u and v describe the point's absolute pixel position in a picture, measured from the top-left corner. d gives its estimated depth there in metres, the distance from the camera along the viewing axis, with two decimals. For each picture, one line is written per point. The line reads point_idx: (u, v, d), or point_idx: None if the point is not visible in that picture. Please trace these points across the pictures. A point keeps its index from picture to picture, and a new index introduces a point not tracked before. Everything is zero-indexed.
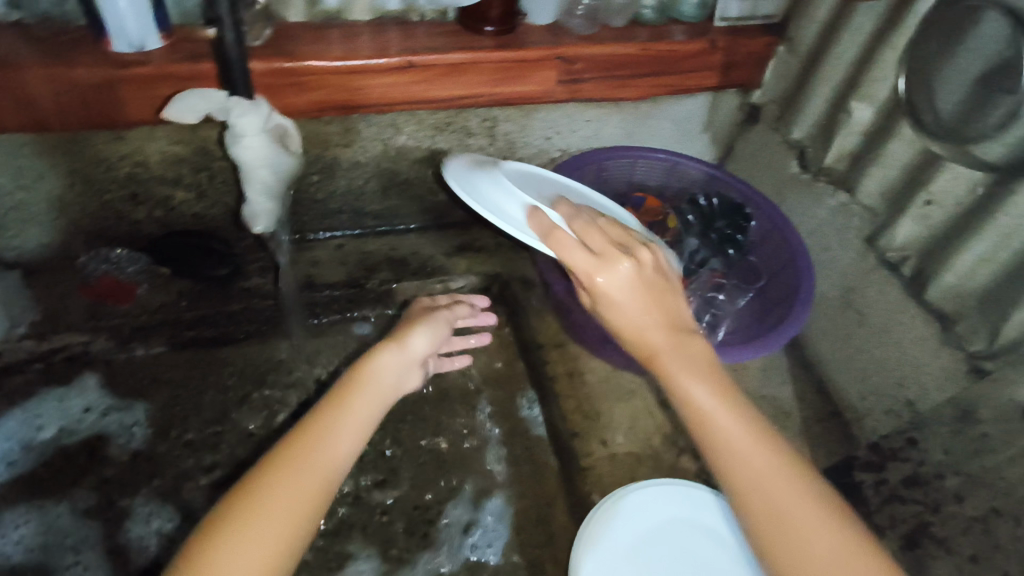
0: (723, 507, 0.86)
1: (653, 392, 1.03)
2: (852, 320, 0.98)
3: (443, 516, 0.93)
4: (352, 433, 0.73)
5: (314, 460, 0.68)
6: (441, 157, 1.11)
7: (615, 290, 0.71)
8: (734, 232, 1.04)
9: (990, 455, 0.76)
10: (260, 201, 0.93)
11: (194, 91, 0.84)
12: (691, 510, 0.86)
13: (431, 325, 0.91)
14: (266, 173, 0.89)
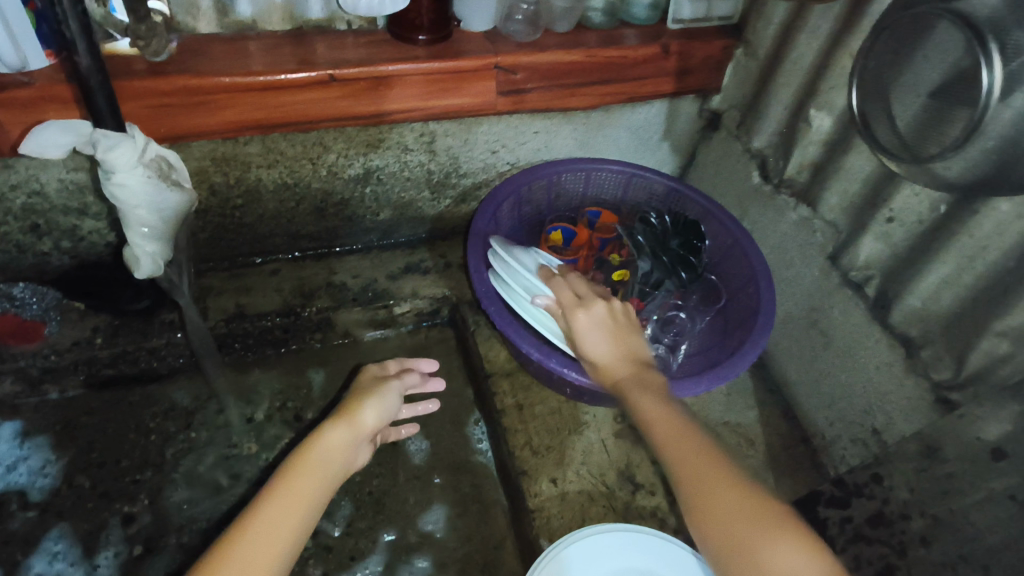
0: (686, 561, 0.79)
1: (609, 422, 0.96)
2: (817, 341, 0.92)
3: (364, 567, 0.87)
4: (310, 501, 0.65)
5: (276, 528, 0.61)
6: (378, 174, 1.03)
7: (589, 326, 0.77)
8: (687, 253, 0.97)
9: (957, 495, 0.70)
10: (142, 244, 0.85)
11: (52, 125, 0.75)
12: (635, 556, 0.79)
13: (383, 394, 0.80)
14: (145, 212, 0.82)
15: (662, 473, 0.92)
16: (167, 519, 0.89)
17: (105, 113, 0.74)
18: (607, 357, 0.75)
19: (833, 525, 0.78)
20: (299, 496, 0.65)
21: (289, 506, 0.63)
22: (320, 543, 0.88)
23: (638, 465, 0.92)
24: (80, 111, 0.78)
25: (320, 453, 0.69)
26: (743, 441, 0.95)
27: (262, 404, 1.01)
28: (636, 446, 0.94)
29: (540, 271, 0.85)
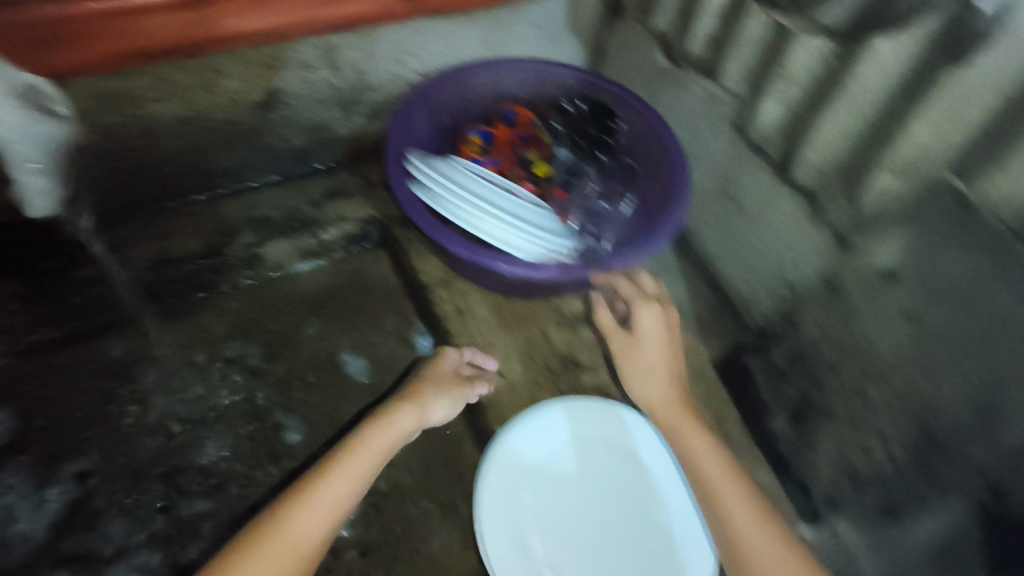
0: (635, 423, 0.86)
1: (547, 313, 1.00)
2: (729, 209, 0.96)
3: None
4: (351, 493, 0.76)
5: (316, 517, 0.72)
6: (280, 97, 0.99)
7: (642, 352, 0.85)
8: (600, 134, 1.02)
9: (857, 321, 0.77)
10: (32, 178, 0.86)
11: None
12: (594, 429, 0.85)
13: (449, 391, 0.86)
14: (24, 146, 0.81)
15: (602, 353, 0.97)
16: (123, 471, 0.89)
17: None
18: (661, 387, 0.84)
19: (757, 372, 0.89)
20: (341, 488, 0.75)
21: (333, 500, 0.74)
22: (284, 466, 0.92)
23: (578, 349, 0.97)
24: None
25: (369, 450, 0.78)
26: None
27: (203, 349, 0.99)
28: (575, 332, 0.98)
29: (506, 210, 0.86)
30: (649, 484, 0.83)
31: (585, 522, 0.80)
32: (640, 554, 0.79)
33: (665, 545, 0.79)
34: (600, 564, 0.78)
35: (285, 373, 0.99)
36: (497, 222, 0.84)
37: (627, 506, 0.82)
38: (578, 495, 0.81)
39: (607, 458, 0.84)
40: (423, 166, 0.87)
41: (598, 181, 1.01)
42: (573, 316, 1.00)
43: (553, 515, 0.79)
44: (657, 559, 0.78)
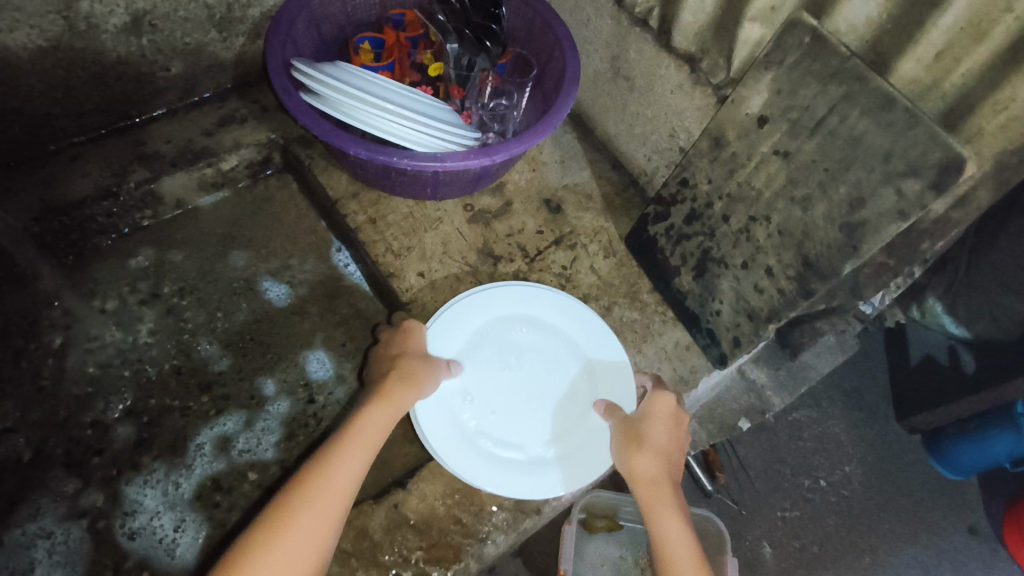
0: (551, 298, 0.89)
1: (460, 213, 1.01)
2: (624, 87, 1.00)
3: (258, 418, 0.92)
4: (355, 481, 0.67)
5: (324, 514, 0.64)
6: (147, 19, 0.93)
7: (642, 426, 0.76)
8: (488, 23, 0.95)
9: (741, 170, 0.81)
10: None
11: None
12: (499, 303, 0.89)
13: (431, 369, 0.79)
14: None
15: (517, 243, 1.00)
16: (45, 422, 0.87)
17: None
18: (652, 461, 0.73)
19: (663, 238, 0.94)
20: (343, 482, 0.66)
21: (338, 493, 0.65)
22: (217, 394, 0.92)
23: (493, 241, 0.99)
24: None
25: (365, 437, 0.70)
26: (583, 197, 1.05)
27: (111, 293, 0.97)
28: (489, 227, 1.00)
29: (411, 117, 0.84)
30: (560, 340, 0.88)
31: (504, 388, 0.85)
32: (561, 403, 0.84)
33: (583, 388, 0.85)
34: (526, 421, 0.83)
35: (202, 307, 0.98)
36: (389, 117, 0.84)
37: (542, 364, 0.87)
38: (505, 373, 0.85)
39: (517, 326, 0.88)
40: (312, 73, 0.85)
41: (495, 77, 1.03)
42: (485, 213, 1.02)
43: (472, 386, 0.84)
44: (578, 403, 0.84)
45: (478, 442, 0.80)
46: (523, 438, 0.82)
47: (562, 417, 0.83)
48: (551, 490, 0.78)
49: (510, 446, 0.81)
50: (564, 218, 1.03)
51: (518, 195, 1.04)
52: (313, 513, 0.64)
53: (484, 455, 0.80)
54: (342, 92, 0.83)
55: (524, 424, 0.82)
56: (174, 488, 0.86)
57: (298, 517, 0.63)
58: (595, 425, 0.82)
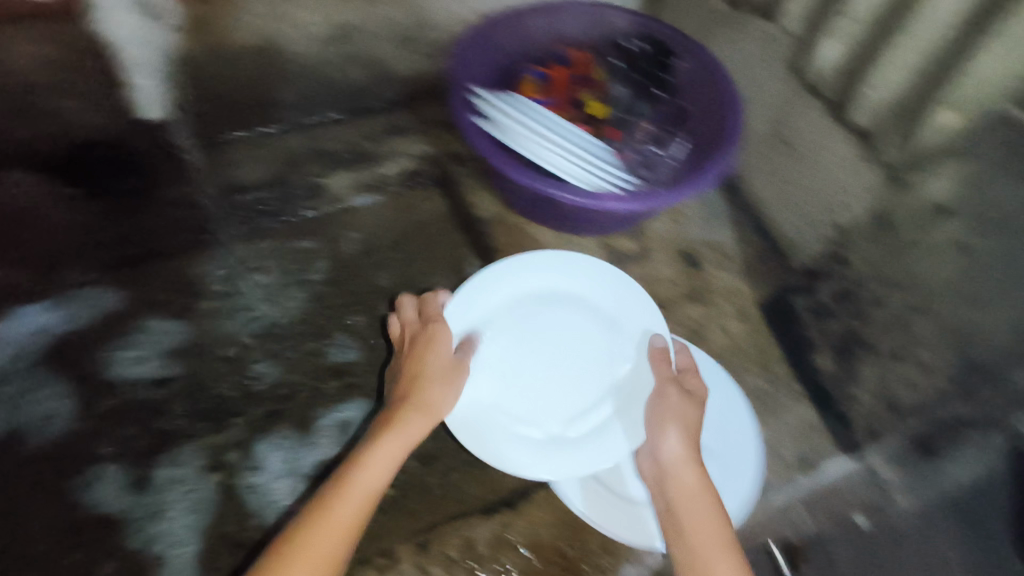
0: (563, 262, 0.90)
1: (597, 252, 1.04)
2: (783, 153, 1.02)
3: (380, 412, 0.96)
4: (365, 501, 0.65)
5: (332, 537, 0.61)
6: (350, 32, 1.03)
7: (679, 412, 0.75)
8: (656, 70, 1.05)
9: (905, 255, 0.90)
10: (147, 82, 0.98)
11: None
12: (528, 278, 0.89)
13: (451, 359, 0.76)
14: (145, 50, 0.94)
15: (650, 290, 1.01)
16: (196, 378, 0.95)
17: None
18: (687, 449, 0.73)
19: (807, 313, 0.97)
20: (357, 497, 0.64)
21: (356, 502, 0.64)
22: (348, 383, 0.97)
23: (628, 285, 1.01)
24: None
25: (377, 453, 0.67)
26: (722, 255, 1.04)
27: (268, 269, 1.03)
28: (625, 269, 1.02)
29: (570, 158, 0.91)
30: (583, 317, 0.88)
31: (524, 363, 0.85)
32: (580, 385, 0.85)
33: (609, 377, 0.85)
34: (542, 400, 0.84)
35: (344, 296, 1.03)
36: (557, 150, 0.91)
37: (563, 344, 0.87)
38: (524, 347, 0.86)
39: (534, 300, 0.89)
40: (488, 102, 0.93)
41: (651, 124, 1.05)
42: (621, 254, 1.04)
43: (496, 360, 0.84)
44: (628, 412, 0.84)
45: (498, 419, 0.81)
46: (540, 420, 0.82)
47: (583, 398, 0.84)
48: (628, 537, 0.80)
49: (525, 423, 0.82)
50: (700, 273, 1.02)
51: (657, 242, 1.05)
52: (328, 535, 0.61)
53: (508, 432, 0.81)
54: (507, 126, 0.91)
55: (542, 404, 0.83)
56: (298, 458, 0.92)
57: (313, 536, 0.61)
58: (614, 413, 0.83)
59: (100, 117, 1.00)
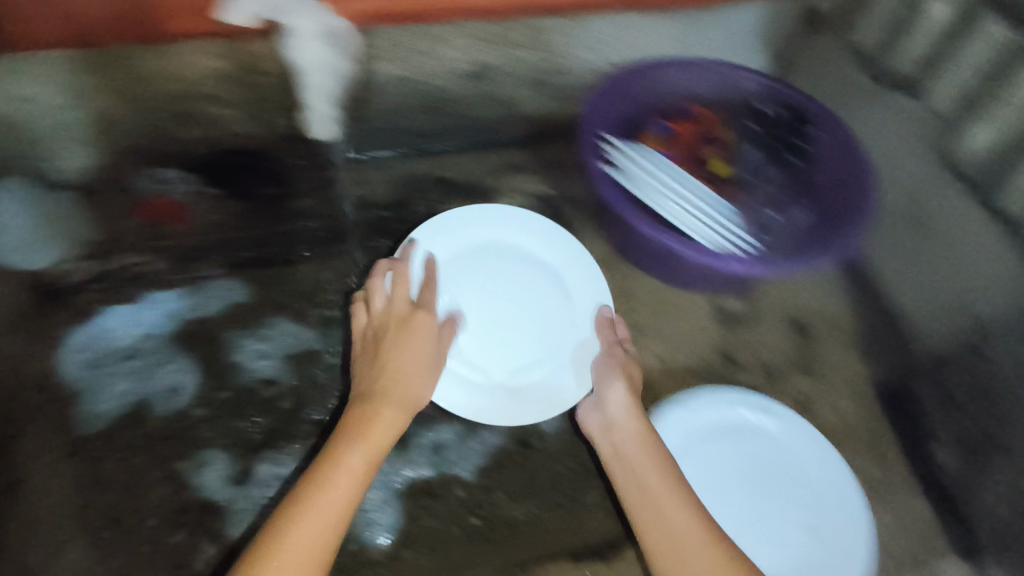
0: (523, 220, 1.00)
1: (708, 310, 1.02)
2: (916, 233, 1.00)
3: (473, 440, 0.95)
4: (357, 473, 0.72)
5: (330, 504, 0.69)
6: (491, 73, 1.08)
7: (618, 368, 0.88)
8: (794, 137, 1.04)
9: None
10: (323, 106, 1.03)
11: None
12: (479, 229, 0.98)
13: (424, 328, 0.84)
14: (323, 76, 1.00)
15: (759, 357, 0.98)
16: (305, 382, 0.99)
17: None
18: (628, 401, 0.84)
19: (932, 403, 0.94)
20: (349, 469, 0.72)
21: (347, 473, 0.71)
22: None
23: (737, 348, 0.99)
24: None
25: (362, 433, 0.75)
26: (836, 330, 1.01)
27: None
28: (733, 332, 1.00)
29: (694, 220, 0.92)
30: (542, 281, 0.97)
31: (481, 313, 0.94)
32: (530, 339, 0.94)
33: (556, 328, 0.95)
34: (495, 346, 0.92)
35: None
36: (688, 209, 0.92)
37: (513, 296, 0.96)
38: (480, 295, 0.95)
39: (489, 252, 0.97)
40: (619, 152, 0.94)
41: (773, 188, 1.03)
42: (731, 315, 1.01)
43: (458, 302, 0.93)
44: (703, 459, 0.86)
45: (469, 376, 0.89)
46: (491, 367, 0.91)
47: (530, 349, 0.93)
48: None
49: (478, 368, 0.90)
50: (813, 346, 0.99)
51: (770, 305, 1.02)
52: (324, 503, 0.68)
53: (460, 375, 0.89)
54: (633, 180, 0.93)
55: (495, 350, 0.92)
56: (389, 473, 0.91)
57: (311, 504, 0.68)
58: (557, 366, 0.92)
59: (243, 127, 1.03)
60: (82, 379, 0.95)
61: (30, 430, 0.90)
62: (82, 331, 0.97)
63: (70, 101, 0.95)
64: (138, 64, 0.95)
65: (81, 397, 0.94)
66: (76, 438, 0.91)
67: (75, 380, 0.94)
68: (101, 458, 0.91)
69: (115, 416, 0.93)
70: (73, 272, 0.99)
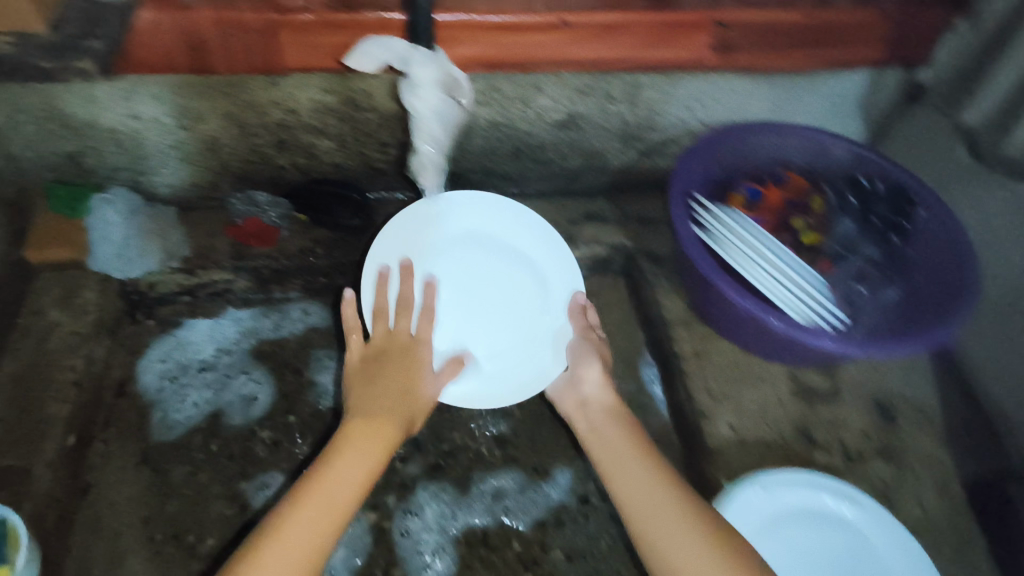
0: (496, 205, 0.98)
1: (786, 381, 0.98)
2: (1018, 327, 0.90)
3: (533, 490, 0.95)
4: (352, 479, 0.70)
5: (322, 500, 0.67)
6: (578, 120, 1.07)
7: (592, 350, 0.91)
8: (898, 218, 0.97)
9: None
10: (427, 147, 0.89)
11: (372, 40, 0.79)
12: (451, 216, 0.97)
13: (419, 358, 0.85)
14: (435, 125, 0.86)
15: (839, 437, 0.93)
16: None
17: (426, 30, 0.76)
18: (605, 380, 0.88)
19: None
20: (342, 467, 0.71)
21: (340, 471, 0.70)
22: (508, 454, 0.98)
23: (815, 425, 0.94)
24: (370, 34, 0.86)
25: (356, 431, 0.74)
26: (922, 415, 0.96)
27: None
28: (813, 407, 0.95)
29: (787, 291, 0.88)
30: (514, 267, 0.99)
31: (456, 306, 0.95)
32: (505, 323, 0.97)
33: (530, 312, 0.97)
34: (472, 332, 0.95)
35: None
36: (782, 282, 0.89)
37: (485, 283, 0.97)
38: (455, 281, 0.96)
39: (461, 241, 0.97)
40: (708, 217, 0.94)
41: (871, 266, 0.99)
42: (811, 390, 0.97)
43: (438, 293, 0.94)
44: (780, 535, 0.82)
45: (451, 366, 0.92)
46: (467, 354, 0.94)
47: (504, 335, 0.96)
48: None
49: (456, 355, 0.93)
50: (898, 431, 0.94)
51: (851, 385, 0.98)
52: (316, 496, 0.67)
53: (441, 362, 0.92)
54: (722, 246, 0.91)
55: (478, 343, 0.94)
56: (451, 515, 0.92)
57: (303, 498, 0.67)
58: (534, 349, 0.95)
59: (338, 156, 1.06)
60: (160, 389, 0.99)
61: (109, 434, 0.94)
62: (165, 341, 1.04)
63: (177, 123, 0.96)
64: (247, 94, 0.94)
65: (157, 407, 0.98)
66: (147, 446, 0.94)
67: (153, 388, 0.99)
68: (168, 468, 0.92)
69: (187, 425, 0.97)
70: (160, 285, 1.02)
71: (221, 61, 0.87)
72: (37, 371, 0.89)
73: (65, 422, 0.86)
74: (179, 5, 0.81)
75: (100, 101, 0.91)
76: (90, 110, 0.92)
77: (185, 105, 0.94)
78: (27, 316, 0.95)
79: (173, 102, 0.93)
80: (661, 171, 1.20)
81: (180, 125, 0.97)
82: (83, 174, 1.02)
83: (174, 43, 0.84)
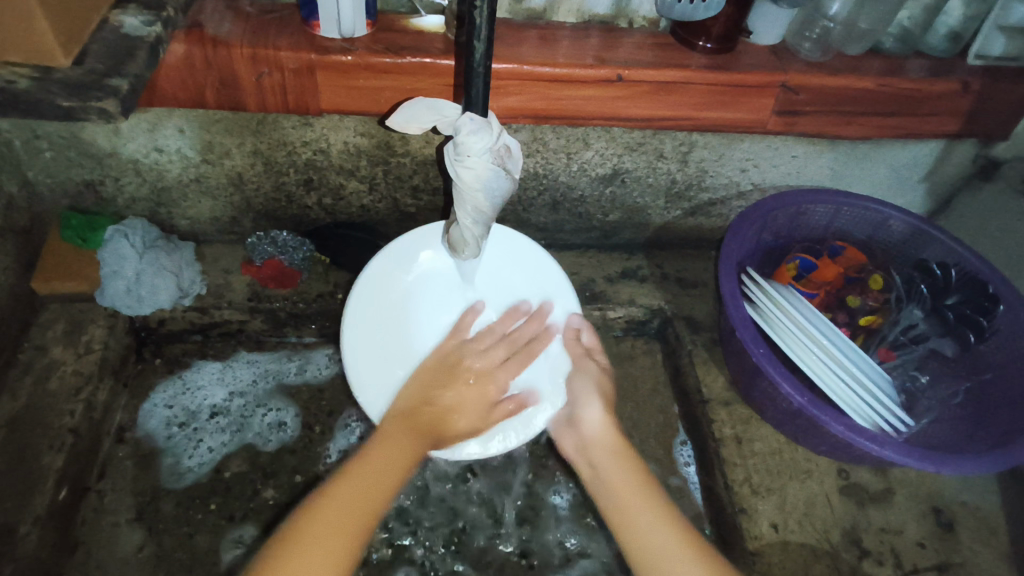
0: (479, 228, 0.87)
1: (833, 475, 0.90)
2: None
3: None
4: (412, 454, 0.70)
5: (390, 456, 0.68)
6: (623, 176, 1.01)
7: (594, 382, 0.82)
8: (976, 314, 0.88)
9: None
10: (470, 224, 0.73)
11: (427, 105, 0.72)
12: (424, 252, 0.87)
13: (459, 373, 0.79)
14: (482, 199, 0.69)
15: (893, 546, 0.84)
16: None
17: (480, 97, 0.65)
18: (606, 418, 0.79)
19: None
20: (407, 441, 0.71)
21: (406, 441, 0.71)
22: (527, 536, 0.91)
23: (866, 532, 0.85)
24: (411, 80, 0.81)
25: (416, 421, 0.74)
26: (984, 528, 0.87)
27: None
28: (863, 509, 0.87)
29: (843, 393, 0.83)
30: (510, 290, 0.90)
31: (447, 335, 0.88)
32: None
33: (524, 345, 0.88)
34: None
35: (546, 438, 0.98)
36: (839, 376, 0.83)
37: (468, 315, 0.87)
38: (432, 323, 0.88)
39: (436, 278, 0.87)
40: (765, 298, 0.89)
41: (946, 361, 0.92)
42: (861, 489, 0.89)
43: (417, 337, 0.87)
44: None
45: None
46: None
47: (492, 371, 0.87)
48: None
49: None
50: (957, 543, 0.85)
51: (903, 485, 0.90)
52: (385, 452, 0.69)
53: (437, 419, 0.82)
54: (775, 333, 0.87)
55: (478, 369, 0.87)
56: None
57: (375, 448, 0.69)
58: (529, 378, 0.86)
59: (368, 200, 1.01)
60: (169, 437, 0.94)
61: (105, 485, 0.89)
62: (172, 384, 0.99)
63: (200, 157, 0.91)
64: (279, 133, 0.89)
65: (164, 456, 0.92)
66: (145, 500, 0.88)
67: (161, 436, 0.94)
68: (164, 528, 0.86)
69: (197, 474, 0.91)
70: (172, 322, 0.98)
71: (252, 99, 0.81)
72: (35, 412, 0.84)
73: (57, 474, 0.80)
74: (210, 39, 0.75)
75: (125, 132, 0.87)
76: (112, 140, 0.88)
77: (211, 140, 0.89)
78: (31, 352, 0.90)
79: (199, 136, 0.88)
80: (705, 230, 1.13)
81: (204, 159, 0.91)
82: (102, 203, 0.97)
83: (204, 77, 0.78)
